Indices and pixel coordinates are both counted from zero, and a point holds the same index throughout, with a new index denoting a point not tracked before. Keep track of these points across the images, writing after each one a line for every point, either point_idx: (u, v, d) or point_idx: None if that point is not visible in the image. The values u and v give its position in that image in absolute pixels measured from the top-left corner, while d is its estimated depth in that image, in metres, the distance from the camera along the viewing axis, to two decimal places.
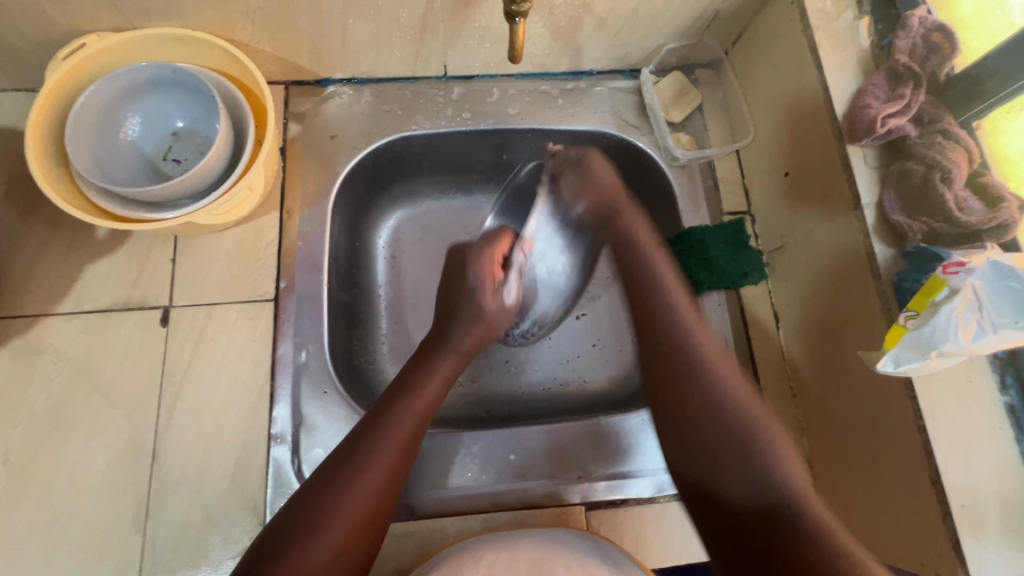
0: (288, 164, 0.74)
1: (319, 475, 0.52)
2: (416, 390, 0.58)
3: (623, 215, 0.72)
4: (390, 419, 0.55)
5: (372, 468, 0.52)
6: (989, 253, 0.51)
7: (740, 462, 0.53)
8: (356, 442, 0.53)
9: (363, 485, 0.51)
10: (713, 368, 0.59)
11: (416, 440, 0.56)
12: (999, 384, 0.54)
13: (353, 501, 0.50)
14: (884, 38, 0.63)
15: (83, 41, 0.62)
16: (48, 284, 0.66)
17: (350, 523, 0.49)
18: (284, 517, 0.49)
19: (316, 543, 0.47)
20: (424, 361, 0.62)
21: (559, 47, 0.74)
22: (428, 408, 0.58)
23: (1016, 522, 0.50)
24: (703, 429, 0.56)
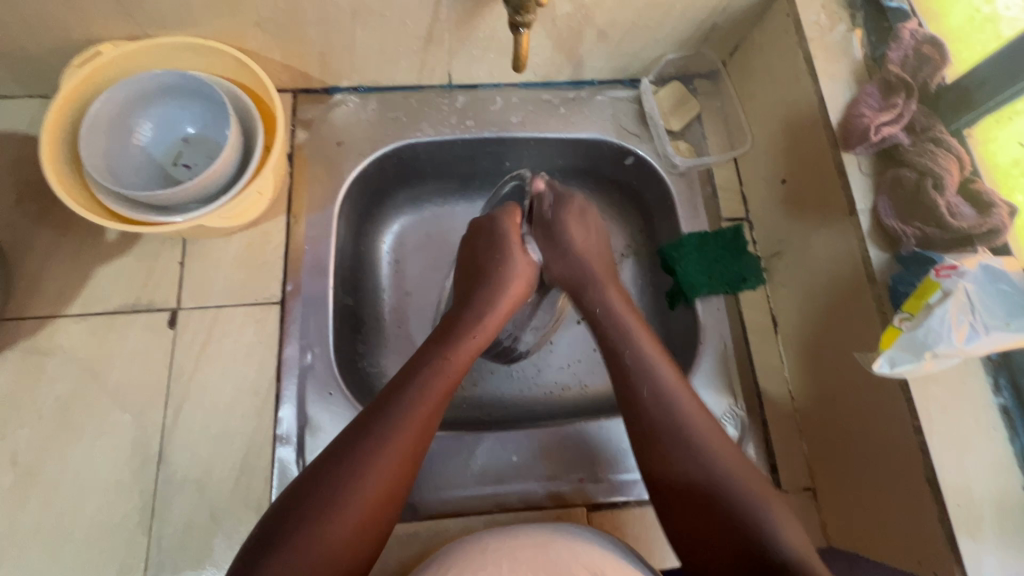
0: (295, 170, 0.75)
1: (337, 449, 0.52)
2: (441, 362, 0.59)
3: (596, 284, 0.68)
4: (413, 391, 0.56)
5: (394, 440, 0.52)
6: (980, 257, 0.53)
7: (698, 464, 0.53)
8: (374, 416, 0.54)
9: (383, 459, 0.51)
10: (673, 393, 0.57)
11: (436, 414, 0.56)
12: (993, 385, 0.55)
13: (372, 477, 0.50)
14: (876, 50, 0.65)
15: (98, 49, 0.63)
16: (57, 286, 0.67)
17: (368, 501, 0.49)
18: (300, 489, 0.49)
19: (330, 515, 0.47)
20: (448, 334, 0.62)
21: (560, 58, 0.76)
22: (452, 382, 0.59)
23: (1011, 521, 0.51)
24: (682, 456, 0.53)
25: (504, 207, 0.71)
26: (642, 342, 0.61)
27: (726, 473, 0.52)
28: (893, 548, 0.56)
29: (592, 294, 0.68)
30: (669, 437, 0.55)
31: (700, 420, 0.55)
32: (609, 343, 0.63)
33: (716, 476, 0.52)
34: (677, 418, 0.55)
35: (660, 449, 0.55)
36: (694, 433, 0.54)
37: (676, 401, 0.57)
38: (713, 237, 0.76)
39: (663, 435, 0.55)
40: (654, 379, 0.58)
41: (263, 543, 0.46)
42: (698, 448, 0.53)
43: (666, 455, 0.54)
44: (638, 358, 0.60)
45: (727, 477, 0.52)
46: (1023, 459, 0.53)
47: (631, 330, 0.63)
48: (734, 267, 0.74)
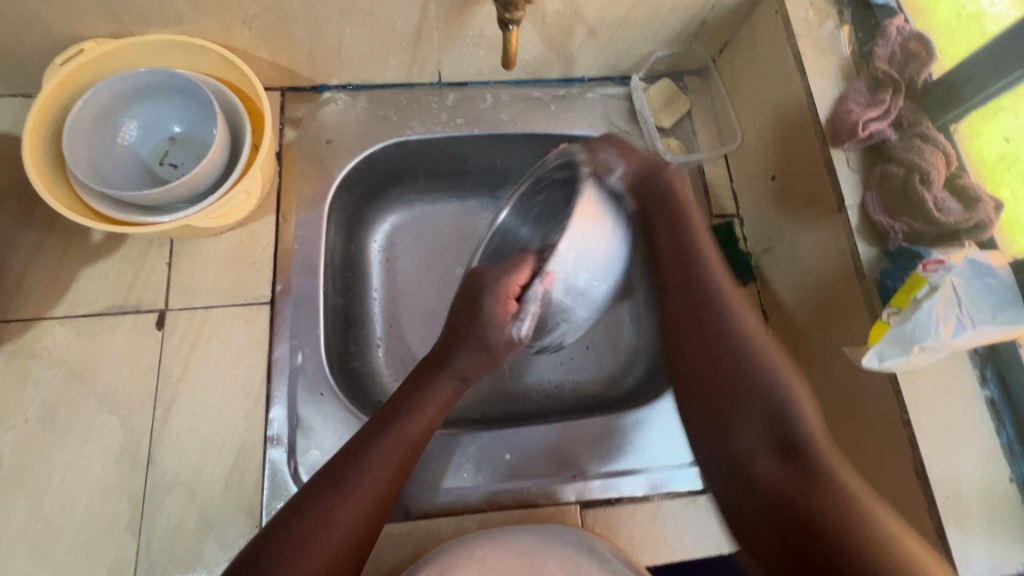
0: (284, 170, 0.75)
1: (297, 502, 0.51)
2: (411, 416, 0.58)
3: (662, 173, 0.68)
4: (378, 445, 0.55)
5: (359, 497, 0.52)
6: (968, 251, 0.53)
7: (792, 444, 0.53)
8: (339, 466, 0.53)
9: (350, 512, 0.51)
10: (755, 352, 0.60)
11: (404, 469, 0.56)
12: (980, 379, 0.55)
13: (330, 536, 0.50)
14: (863, 47, 0.65)
15: (80, 47, 0.62)
16: (42, 288, 0.66)
17: (325, 557, 0.49)
18: (263, 537, 0.50)
19: (293, 568, 0.47)
20: (421, 379, 0.62)
21: (550, 55, 0.76)
22: (423, 435, 0.58)
23: (998, 512, 0.52)
24: (760, 416, 0.56)
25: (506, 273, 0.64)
26: (728, 294, 0.63)
27: (804, 435, 0.54)
28: None
29: (692, 268, 0.65)
30: (739, 391, 0.58)
31: (777, 358, 0.59)
32: (677, 316, 0.64)
33: (805, 444, 0.53)
34: (758, 380, 0.58)
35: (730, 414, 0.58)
36: (770, 371, 0.58)
37: (746, 349, 0.60)
38: None
39: (722, 379, 0.59)
40: (734, 337, 0.61)
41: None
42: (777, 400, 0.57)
43: (742, 408, 0.58)
44: (716, 309, 0.62)
45: (807, 439, 0.54)
46: (1009, 451, 0.53)
47: (705, 274, 0.64)
48: None
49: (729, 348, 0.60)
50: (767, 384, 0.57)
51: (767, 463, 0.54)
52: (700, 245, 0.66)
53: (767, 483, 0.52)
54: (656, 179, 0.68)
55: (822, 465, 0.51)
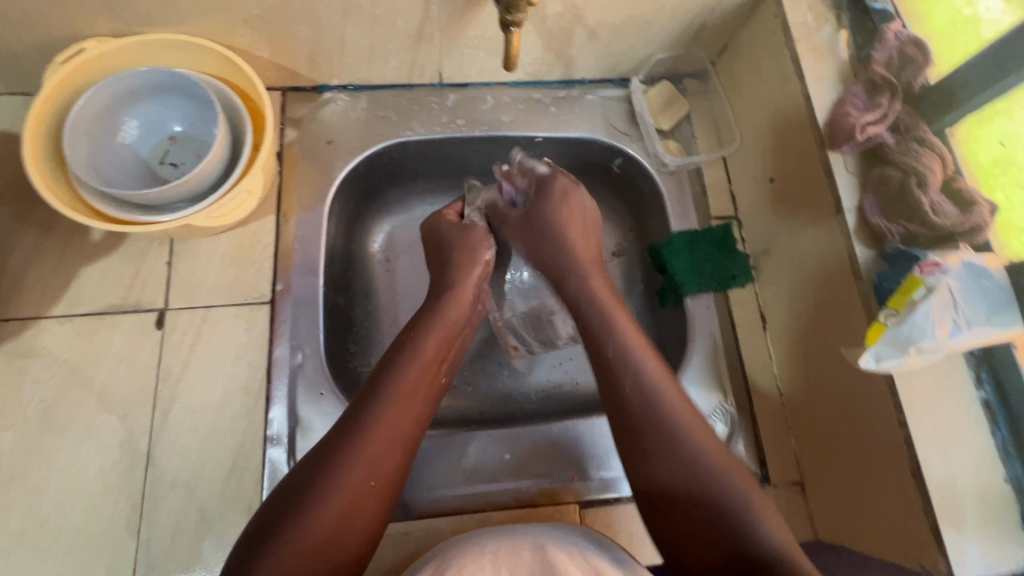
0: (284, 169, 0.75)
1: (328, 440, 0.52)
2: (415, 348, 0.59)
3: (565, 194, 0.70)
4: (391, 375, 0.56)
5: (377, 420, 0.52)
6: (963, 254, 0.54)
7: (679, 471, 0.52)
8: (360, 401, 0.54)
9: (371, 437, 0.51)
10: (661, 397, 0.55)
11: (419, 397, 0.57)
12: (975, 380, 0.56)
13: (364, 457, 0.50)
14: (862, 51, 0.66)
15: (82, 46, 0.62)
16: (41, 287, 0.66)
17: (365, 476, 0.50)
18: (298, 474, 0.50)
19: (323, 499, 0.47)
20: (423, 320, 0.64)
21: (550, 57, 0.76)
22: (431, 364, 0.59)
23: (993, 512, 0.52)
24: (659, 467, 0.52)
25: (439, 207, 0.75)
26: (644, 365, 0.58)
27: (712, 469, 0.51)
28: (879, 540, 0.57)
29: (574, 283, 0.66)
30: (651, 435, 0.54)
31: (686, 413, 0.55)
32: (592, 334, 0.62)
33: (697, 470, 0.51)
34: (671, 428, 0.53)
35: (647, 457, 0.53)
36: (671, 419, 0.54)
37: (665, 404, 0.55)
38: (702, 236, 0.77)
39: (649, 429, 0.54)
40: (632, 370, 0.57)
41: (260, 532, 0.46)
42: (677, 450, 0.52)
43: (646, 461, 0.53)
44: (620, 359, 0.58)
45: (709, 475, 0.51)
46: (1004, 451, 0.54)
47: (615, 326, 0.61)
48: (723, 265, 0.75)
49: (648, 415, 0.55)
50: (669, 444, 0.53)
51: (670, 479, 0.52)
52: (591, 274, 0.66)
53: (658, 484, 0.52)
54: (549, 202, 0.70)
55: (715, 486, 0.50)
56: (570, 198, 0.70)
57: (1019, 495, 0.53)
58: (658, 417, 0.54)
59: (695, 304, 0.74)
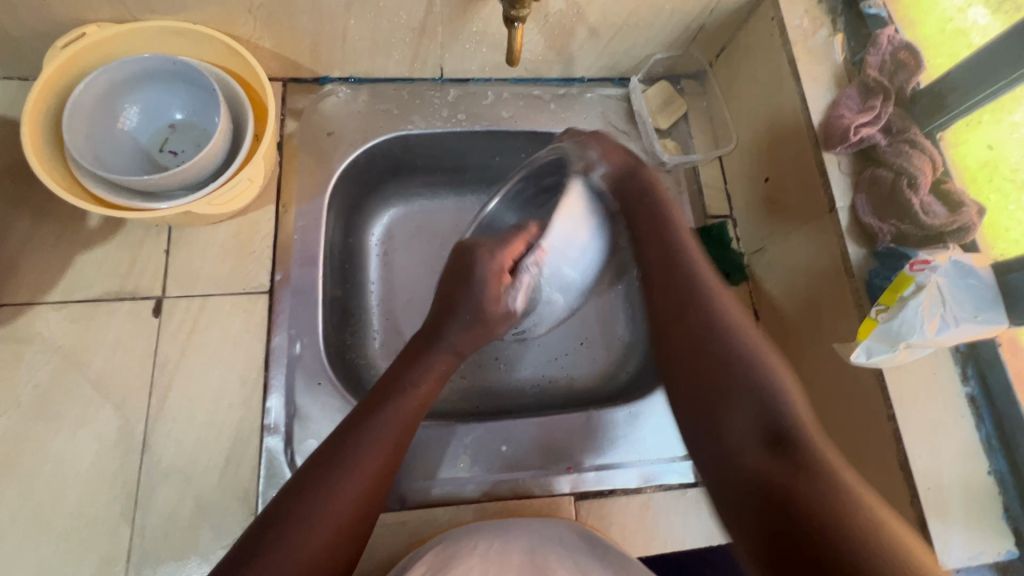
0: (284, 160, 0.75)
1: (305, 473, 0.51)
2: (406, 391, 0.58)
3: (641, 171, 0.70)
4: (378, 421, 0.55)
5: (358, 471, 0.52)
6: (952, 253, 0.55)
7: (762, 411, 0.52)
8: (339, 444, 0.53)
9: (348, 490, 0.51)
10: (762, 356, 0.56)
11: (399, 447, 0.56)
12: (962, 375, 0.57)
13: (338, 504, 0.50)
14: (856, 55, 0.67)
15: (82, 31, 0.62)
16: (36, 273, 0.66)
17: (335, 529, 0.49)
18: (272, 509, 0.49)
19: (291, 549, 0.47)
20: (417, 357, 0.62)
21: (552, 54, 0.77)
22: (417, 410, 0.58)
23: (976, 503, 0.54)
24: (755, 408, 0.52)
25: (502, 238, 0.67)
26: (729, 308, 0.61)
27: (794, 419, 0.50)
28: None
29: (683, 281, 0.63)
30: (740, 384, 0.54)
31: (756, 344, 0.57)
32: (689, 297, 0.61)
33: (766, 402, 0.52)
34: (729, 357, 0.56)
35: (725, 431, 0.53)
36: (755, 367, 0.55)
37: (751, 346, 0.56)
38: (697, 233, 0.78)
39: (729, 373, 0.55)
40: (730, 323, 0.59)
41: (223, 573, 0.46)
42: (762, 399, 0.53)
43: (727, 410, 0.54)
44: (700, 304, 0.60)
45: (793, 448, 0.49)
46: (987, 445, 0.56)
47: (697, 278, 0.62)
48: (717, 262, 0.76)
49: (726, 344, 0.57)
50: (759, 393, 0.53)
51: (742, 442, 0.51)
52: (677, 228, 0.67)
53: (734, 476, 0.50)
54: (639, 174, 0.70)
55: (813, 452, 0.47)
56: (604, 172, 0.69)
57: (1000, 487, 0.55)
58: (727, 356, 0.56)
59: None
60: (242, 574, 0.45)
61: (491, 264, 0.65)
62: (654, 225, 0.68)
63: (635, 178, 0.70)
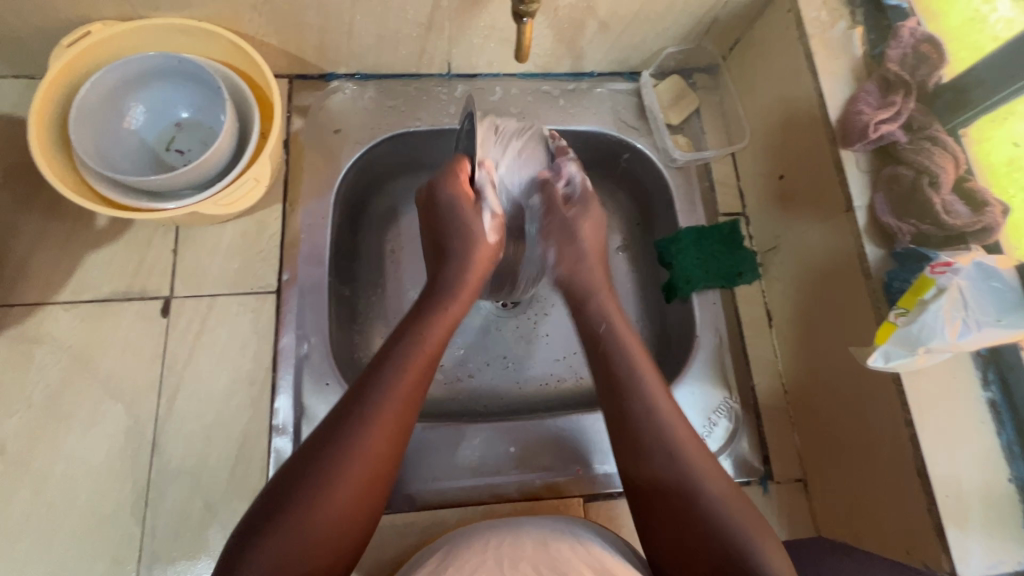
0: (291, 158, 0.74)
1: (318, 436, 0.51)
2: (415, 341, 0.57)
3: (593, 297, 0.66)
4: (388, 372, 0.54)
5: (372, 422, 0.51)
6: (975, 254, 0.53)
7: (667, 461, 0.54)
8: (353, 400, 0.52)
9: (365, 442, 0.50)
10: (664, 420, 0.56)
11: (416, 394, 0.55)
12: (982, 380, 0.56)
13: (352, 461, 0.49)
14: (875, 48, 0.65)
15: (89, 28, 0.61)
16: (45, 273, 0.66)
17: (355, 484, 0.49)
18: (288, 472, 0.49)
19: (316, 504, 0.47)
20: (423, 309, 0.61)
21: (561, 49, 0.76)
22: (429, 357, 0.57)
23: (997, 511, 0.52)
24: (684, 524, 0.51)
25: (447, 168, 0.65)
26: (636, 356, 0.60)
27: (742, 533, 0.50)
28: (881, 536, 0.58)
29: (592, 311, 0.65)
30: (668, 475, 0.53)
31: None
32: (612, 369, 0.60)
33: (687, 481, 0.53)
34: (697, 432, 0.55)
35: (654, 497, 0.53)
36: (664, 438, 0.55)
37: (671, 423, 0.56)
38: (711, 231, 0.76)
39: (667, 468, 0.53)
40: (627, 364, 0.60)
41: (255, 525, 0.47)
42: (676, 464, 0.53)
43: (644, 463, 0.54)
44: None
45: (696, 480, 0.53)
46: (1009, 451, 0.54)
47: (625, 356, 0.60)
48: (730, 261, 0.75)
49: (657, 439, 0.55)
50: (668, 448, 0.54)
51: (714, 507, 0.51)
52: (621, 329, 0.63)
53: (658, 495, 0.53)
54: (584, 312, 0.65)
55: (694, 489, 0.52)
56: (580, 235, 0.68)
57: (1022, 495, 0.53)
58: (676, 468, 0.53)
59: (700, 299, 0.74)
60: (269, 531, 0.46)
61: (455, 215, 0.64)
62: (591, 263, 0.68)
63: (574, 235, 0.68)
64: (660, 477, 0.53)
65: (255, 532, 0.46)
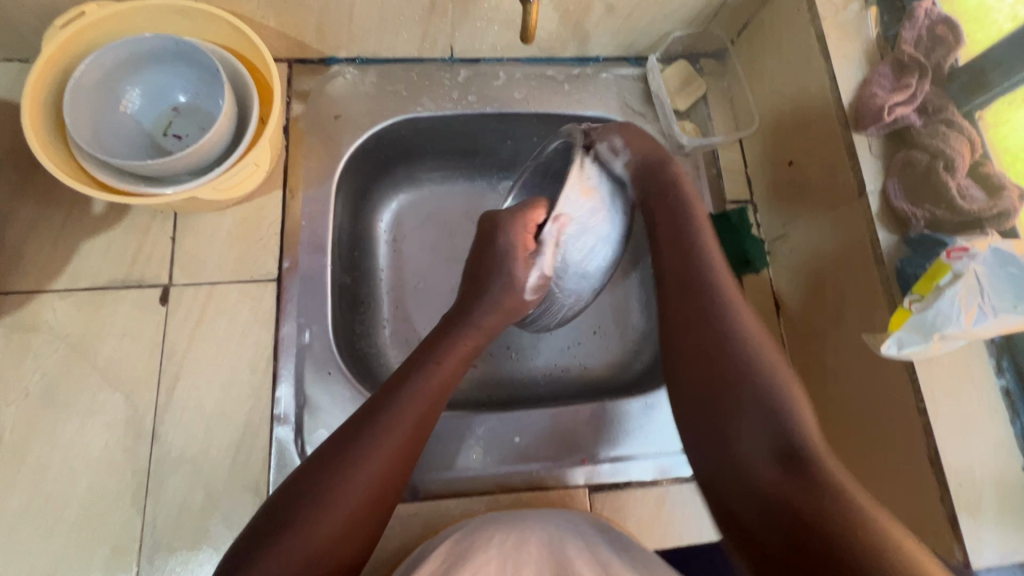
0: (291, 144, 0.73)
1: (321, 459, 0.50)
2: (432, 369, 0.57)
3: (680, 184, 0.66)
4: (401, 399, 0.53)
5: (381, 447, 0.50)
6: (991, 240, 0.52)
7: (766, 412, 0.52)
8: (365, 421, 0.52)
9: (371, 467, 0.49)
10: (755, 342, 0.56)
11: (426, 424, 0.54)
12: (996, 368, 0.55)
13: (355, 485, 0.48)
14: (889, 30, 0.63)
15: (81, 9, 0.60)
16: (41, 261, 0.65)
17: (354, 507, 0.48)
18: (289, 489, 0.49)
19: (312, 525, 0.46)
20: (442, 336, 0.61)
21: (566, 32, 0.74)
22: (443, 388, 0.57)
23: (1011, 501, 0.52)
24: (766, 410, 0.52)
25: (519, 213, 0.63)
26: (736, 304, 0.59)
27: (800, 432, 0.50)
28: None
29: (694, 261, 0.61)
30: (733, 368, 0.55)
31: (780, 372, 0.54)
32: (697, 288, 0.60)
33: (767, 402, 0.52)
34: (751, 368, 0.54)
35: (731, 421, 0.53)
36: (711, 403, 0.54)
37: (746, 348, 0.55)
38: (716, 219, 0.75)
39: (727, 364, 0.55)
40: (721, 287, 0.59)
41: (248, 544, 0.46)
42: (773, 408, 0.52)
43: (733, 417, 0.53)
44: (715, 315, 0.58)
45: (800, 433, 0.50)
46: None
47: (711, 275, 0.60)
48: (736, 249, 0.74)
49: (741, 377, 0.54)
50: (746, 373, 0.54)
51: (756, 444, 0.51)
52: (703, 228, 0.64)
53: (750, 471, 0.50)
54: (674, 192, 0.65)
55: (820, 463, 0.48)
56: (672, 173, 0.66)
57: None
58: (713, 342, 0.57)
59: None
60: (261, 550, 0.45)
61: (508, 261, 0.63)
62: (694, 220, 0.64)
63: (663, 175, 0.66)
64: (741, 419, 0.53)
65: (247, 551, 0.45)
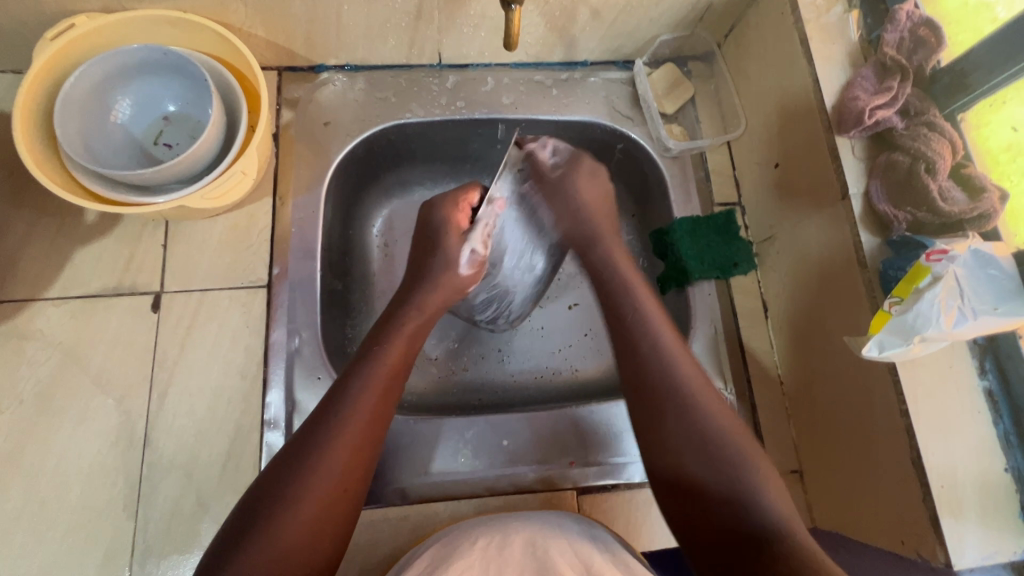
0: (281, 151, 0.74)
1: (286, 451, 0.50)
2: (378, 353, 0.57)
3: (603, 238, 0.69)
4: (355, 384, 0.54)
5: (341, 430, 0.51)
6: (971, 241, 0.53)
7: (687, 430, 0.53)
8: (324, 408, 0.52)
9: (337, 451, 0.50)
10: (670, 356, 0.57)
11: (383, 408, 0.55)
12: (979, 369, 0.55)
13: (319, 472, 0.48)
14: (872, 32, 0.64)
15: (71, 22, 0.60)
16: (35, 269, 0.66)
17: (325, 493, 0.48)
18: (259, 484, 0.48)
19: (286, 514, 0.46)
20: (389, 323, 0.61)
21: (553, 37, 0.75)
22: (395, 369, 0.57)
23: (993, 501, 0.52)
24: (687, 424, 0.53)
25: (450, 195, 0.69)
26: (651, 317, 0.60)
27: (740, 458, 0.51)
28: (877, 529, 0.57)
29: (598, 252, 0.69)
30: (667, 401, 0.55)
31: (709, 391, 0.55)
32: (610, 301, 0.63)
33: (708, 442, 0.52)
34: (671, 385, 0.55)
35: (659, 424, 0.54)
36: (682, 396, 0.54)
37: (674, 369, 0.56)
38: (704, 221, 0.76)
39: (664, 396, 0.55)
40: (648, 331, 0.59)
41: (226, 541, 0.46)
42: (692, 417, 0.53)
43: (658, 425, 0.54)
44: (640, 341, 0.59)
45: (718, 437, 0.52)
46: (1006, 441, 0.54)
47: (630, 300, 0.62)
48: (724, 251, 0.74)
49: (683, 403, 0.54)
50: (670, 388, 0.55)
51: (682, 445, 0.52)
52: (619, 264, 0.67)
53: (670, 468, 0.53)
54: (594, 247, 0.69)
55: (728, 462, 0.50)
56: (598, 181, 0.73)
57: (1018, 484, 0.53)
58: (661, 367, 0.56)
59: (695, 291, 0.73)
60: (238, 548, 0.44)
61: (443, 234, 0.67)
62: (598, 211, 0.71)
63: (566, 192, 0.71)
64: (672, 441, 0.53)
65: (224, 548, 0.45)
